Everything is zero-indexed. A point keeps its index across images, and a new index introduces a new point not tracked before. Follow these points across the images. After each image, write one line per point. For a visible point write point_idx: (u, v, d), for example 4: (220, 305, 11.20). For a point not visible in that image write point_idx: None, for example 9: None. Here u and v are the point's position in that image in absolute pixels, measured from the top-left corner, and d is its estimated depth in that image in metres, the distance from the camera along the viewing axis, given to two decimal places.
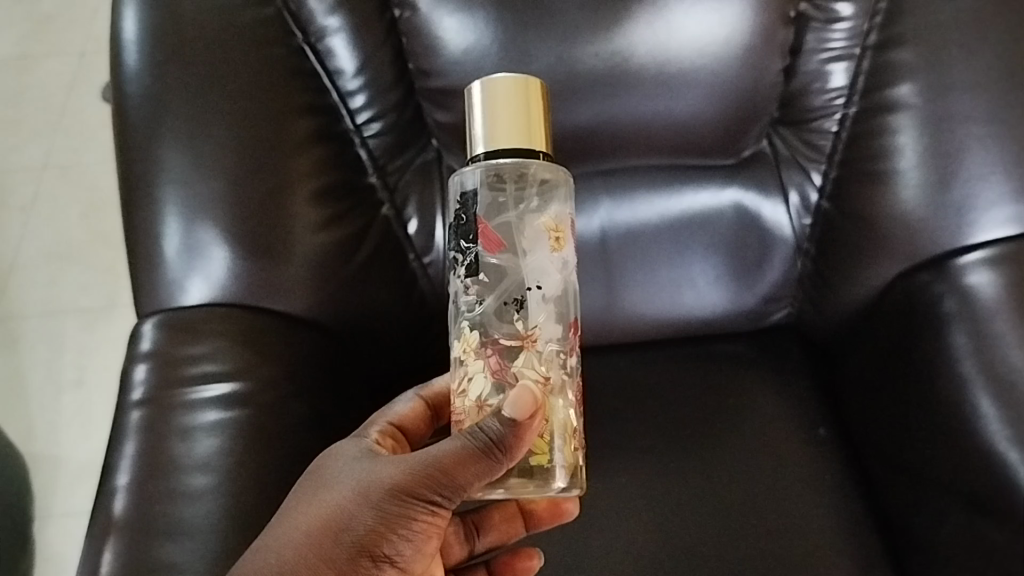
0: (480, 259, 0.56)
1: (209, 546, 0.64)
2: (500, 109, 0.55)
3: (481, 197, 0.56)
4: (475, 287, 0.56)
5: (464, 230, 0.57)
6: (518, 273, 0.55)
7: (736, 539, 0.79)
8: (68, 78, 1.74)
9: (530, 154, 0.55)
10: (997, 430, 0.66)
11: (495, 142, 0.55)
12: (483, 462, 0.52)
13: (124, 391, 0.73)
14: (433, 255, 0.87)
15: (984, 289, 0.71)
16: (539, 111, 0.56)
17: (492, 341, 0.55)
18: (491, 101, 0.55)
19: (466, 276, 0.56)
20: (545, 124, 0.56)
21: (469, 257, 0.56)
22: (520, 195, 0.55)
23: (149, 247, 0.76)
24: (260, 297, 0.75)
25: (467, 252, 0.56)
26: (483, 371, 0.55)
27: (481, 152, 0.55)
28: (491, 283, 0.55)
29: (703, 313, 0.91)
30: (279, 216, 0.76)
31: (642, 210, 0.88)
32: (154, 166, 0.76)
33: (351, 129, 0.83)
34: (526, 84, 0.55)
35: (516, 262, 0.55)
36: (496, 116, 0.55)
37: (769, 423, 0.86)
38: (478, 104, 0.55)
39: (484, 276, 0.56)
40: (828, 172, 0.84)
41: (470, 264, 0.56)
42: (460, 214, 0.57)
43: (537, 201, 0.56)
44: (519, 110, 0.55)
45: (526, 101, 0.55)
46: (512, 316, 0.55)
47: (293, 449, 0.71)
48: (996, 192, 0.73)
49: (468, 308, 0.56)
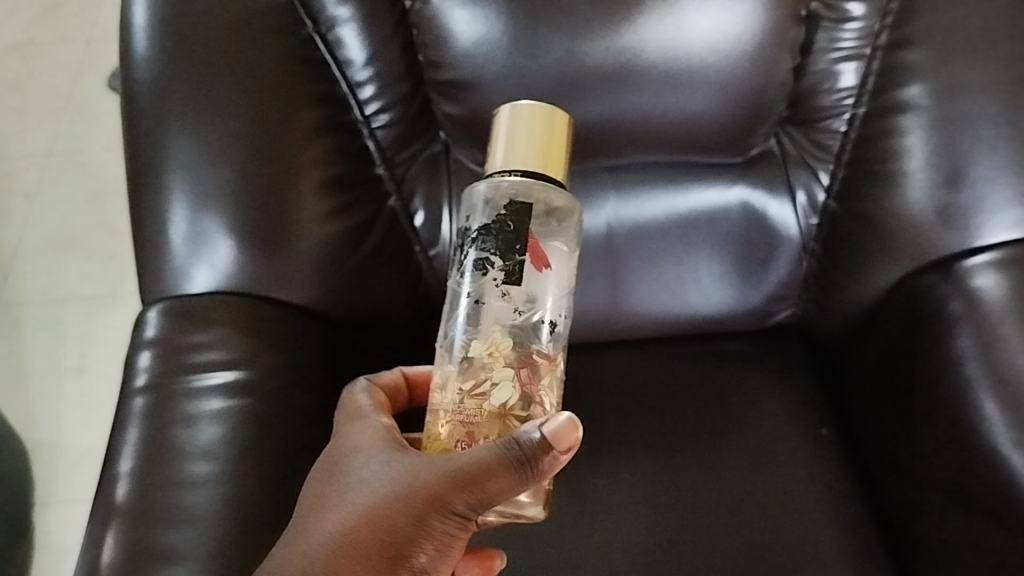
0: (525, 269, 0.54)
1: (210, 534, 0.64)
2: (518, 133, 0.57)
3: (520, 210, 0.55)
4: (514, 294, 0.54)
5: (508, 237, 0.54)
6: (556, 297, 0.55)
7: (736, 537, 0.79)
8: (73, 65, 1.74)
9: (536, 176, 0.56)
10: (1001, 433, 0.66)
11: (512, 161, 0.56)
12: (516, 478, 0.50)
13: (127, 378, 0.73)
14: (439, 247, 0.88)
15: (990, 291, 0.71)
16: (560, 142, 0.57)
17: (520, 350, 0.53)
18: (515, 125, 0.57)
19: (504, 280, 0.54)
20: (564, 155, 0.58)
21: (511, 264, 0.54)
22: (547, 222, 0.56)
23: (154, 234, 0.76)
24: (265, 287, 0.75)
25: (509, 259, 0.54)
26: (511, 380, 0.53)
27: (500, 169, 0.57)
28: (530, 295, 0.54)
29: (707, 311, 0.91)
30: (287, 206, 0.76)
31: (649, 207, 0.87)
32: (161, 154, 0.76)
33: (359, 119, 0.83)
34: (551, 114, 0.57)
35: (555, 285, 0.55)
36: (519, 139, 0.57)
37: (772, 421, 0.87)
38: (503, 127, 0.57)
39: (524, 285, 0.54)
40: (836, 172, 0.84)
41: (510, 269, 0.54)
42: (505, 220, 0.55)
43: (553, 229, 0.56)
44: (541, 138, 0.57)
45: (548, 130, 0.57)
46: (546, 336, 0.54)
47: (295, 438, 0.71)
48: (1004, 196, 0.73)
49: (500, 311, 0.54)
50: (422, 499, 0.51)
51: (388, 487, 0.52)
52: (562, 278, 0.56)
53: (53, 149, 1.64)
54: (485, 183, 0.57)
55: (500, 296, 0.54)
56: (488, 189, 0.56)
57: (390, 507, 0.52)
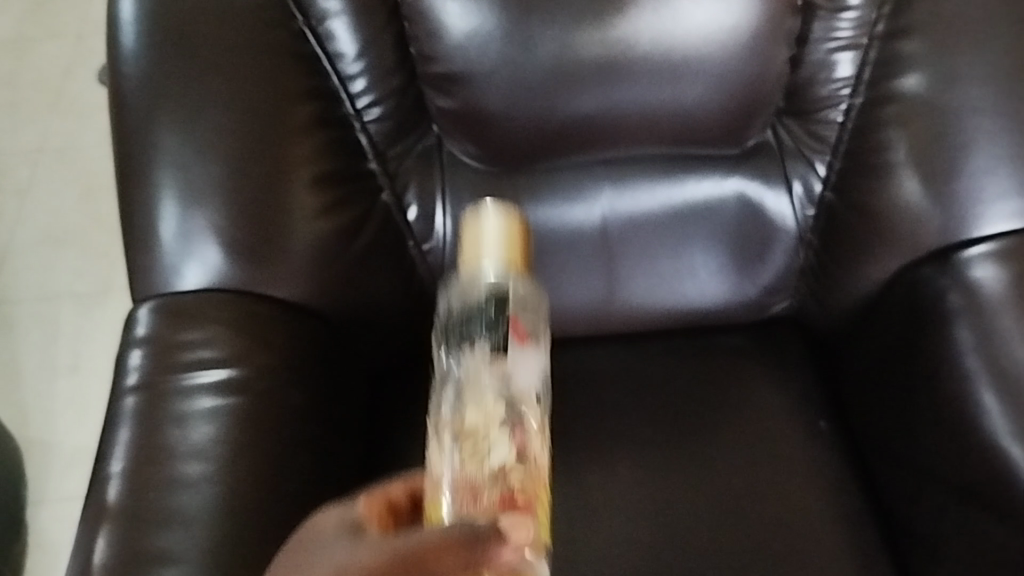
0: (510, 342, 0.53)
1: (204, 534, 0.64)
2: (478, 237, 0.57)
3: (491, 307, 0.55)
4: (500, 360, 0.52)
5: (491, 318, 0.54)
6: (538, 372, 0.54)
7: (735, 532, 0.79)
8: (63, 60, 1.73)
9: (503, 278, 0.56)
10: (1002, 426, 0.66)
11: (470, 268, 0.57)
12: (459, 560, 0.44)
13: (118, 377, 0.72)
14: (433, 242, 0.86)
15: (989, 282, 0.71)
16: (516, 242, 0.58)
17: (513, 410, 0.50)
18: (476, 228, 0.57)
19: (491, 351, 0.53)
20: (522, 251, 0.58)
21: (498, 339, 0.53)
22: (522, 308, 0.56)
23: (144, 231, 0.75)
24: (258, 284, 0.74)
25: (496, 334, 0.54)
26: (506, 442, 0.49)
27: (463, 277, 0.57)
28: (518, 365, 0.53)
29: (704, 304, 0.90)
30: (279, 202, 0.75)
31: (644, 200, 0.86)
32: (150, 149, 0.75)
33: (351, 113, 0.81)
34: (508, 219, 0.58)
35: (536, 361, 0.55)
36: (479, 242, 0.57)
37: (771, 415, 0.86)
38: (467, 232, 0.58)
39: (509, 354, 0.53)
40: (832, 163, 0.83)
41: (498, 343, 0.53)
42: (485, 309, 0.54)
43: (522, 318, 0.56)
44: (499, 236, 0.57)
45: (506, 232, 0.57)
46: (535, 403, 0.53)
47: (289, 435, 0.71)
48: (1003, 186, 0.73)
49: (490, 379, 0.51)
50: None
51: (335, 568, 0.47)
52: (541, 360, 0.55)
53: (43, 145, 1.63)
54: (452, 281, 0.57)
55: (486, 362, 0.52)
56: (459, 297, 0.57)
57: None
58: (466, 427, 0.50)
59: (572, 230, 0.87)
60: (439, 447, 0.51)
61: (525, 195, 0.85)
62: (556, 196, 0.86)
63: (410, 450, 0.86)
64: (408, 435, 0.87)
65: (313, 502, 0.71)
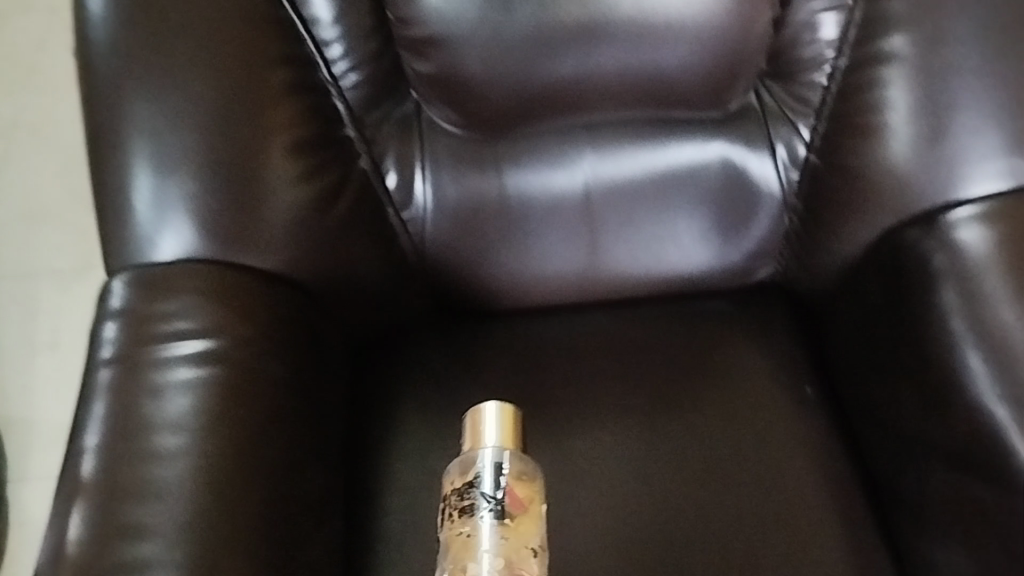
0: (503, 512, 0.59)
1: (181, 508, 0.63)
2: (476, 430, 0.62)
3: (488, 478, 0.60)
4: (497, 565, 0.56)
5: (487, 482, 0.60)
6: (531, 537, 0.59)
7: (721, 498, 0.78)
8: (37, 32, 1.70)
9: (500, 450, 0.61)
10: (987, 388, 0.66)
11: (471, 452, 0.62)
12: None
13: (93, 349, 0.71)
14: (413, 211, 0.85)
15: (975, 244, 0.70)
16: (511, 435, 0.62)
17: (510, 568, 0.57)
18: (474, 424, 0.63)
19: (490, 513, 0.58)
20: (518, 447, 0.63)
21: (495, 502, 0.59)
22: (522, 469, 0.62)
23: (116, 201, 0.74)
24: (235, 253, 0.73)
25: (494, 497, 0.59)
26: None
27: (464, 450, 0.63)
28: (511, 534, 0.58)
29: (687, 270, 0.90)
30: (255, 170, 0.74)
31: (627, 165, 0.85)
32: (121, 116, 0.73)
33: (327, 80, 0.79)
34: (503, 412, 0.63)
35: (529, 531, 0.59)
36: (476, 450, 0.62)
37: (756, 380, 0.85)
38: (467, 430, 0.63)
39: (510, 522, 0.58)
40: (816, 126, 0.82)
41: (496, 504, 0.59)
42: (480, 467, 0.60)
43: (521, 486, 0.61)
44: (496, 431, 0.62)
45: (501, 426, 0.62)
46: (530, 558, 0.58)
47: (269, 407, 0.70)
48: (989, 146, 0.73)
49: (483, 567, 0.56)
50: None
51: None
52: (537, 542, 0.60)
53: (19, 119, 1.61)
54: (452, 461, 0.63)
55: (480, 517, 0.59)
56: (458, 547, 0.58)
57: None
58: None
59: (554, 197, 0.85)
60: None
61: (506, 162, 0.84)
62: (537, 163, 0.84)
63: (393, 421, 0.85)
64: (390, 405, 0.87)
65: (295, 473, 0.70)
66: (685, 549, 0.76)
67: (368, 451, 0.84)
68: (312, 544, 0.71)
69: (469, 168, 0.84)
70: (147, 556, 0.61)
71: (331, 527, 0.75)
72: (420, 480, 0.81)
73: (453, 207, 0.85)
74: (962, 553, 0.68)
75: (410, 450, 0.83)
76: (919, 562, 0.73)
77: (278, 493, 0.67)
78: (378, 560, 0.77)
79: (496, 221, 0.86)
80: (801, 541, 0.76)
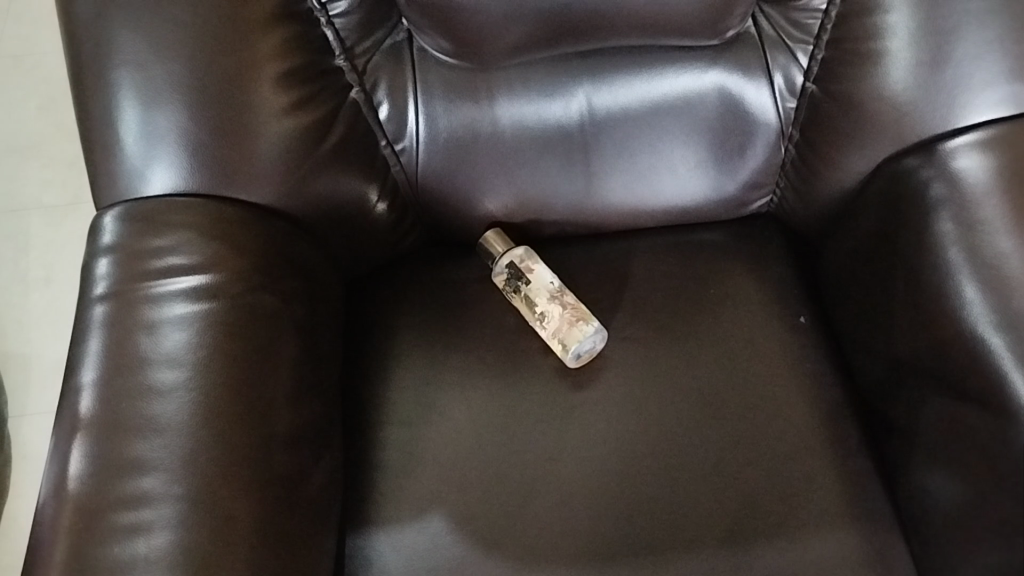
0: (530, 271, 0.86)
1: (179, 443, 0.63)
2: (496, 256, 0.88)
3: (525, 265, 0.86)
4: (553, 286, 0.85)
5: (530, 275, 0.86)
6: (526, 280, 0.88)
7: (716, 427, 0.79)
8: None
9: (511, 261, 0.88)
10: (981, 314, 0.66)
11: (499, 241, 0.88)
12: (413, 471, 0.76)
13: (86, 286, 0.70)
14: (405, 143, 0.84)
15: (973, 172, 0.71)
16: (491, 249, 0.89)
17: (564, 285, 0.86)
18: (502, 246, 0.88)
19: (528, 279, 0.86)
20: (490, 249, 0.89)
21: (528, 275, 0.86)
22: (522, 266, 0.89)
23: (104, 136, 0.72)
24: (227, 187, 0.73)
25: (525, 275, 0.86)
26: (558, 291, 0.85)
27: (530, 265, 0.86)
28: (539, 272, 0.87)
29: (682, 200, 0.89)
30: (243, 102, 0.72)
31: (622, 94, 0.83)
32: (102, 46, 0.71)
33: (315, 8, 0.76)
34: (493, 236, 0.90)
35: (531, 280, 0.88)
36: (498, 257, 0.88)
37: (750, 309, 0.86)
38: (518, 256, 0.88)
39: (582, 308, 0.84)
40: (815, 54, 0.79)
41: (529, 272, 0.86)
42: (536, 284, 0.85)
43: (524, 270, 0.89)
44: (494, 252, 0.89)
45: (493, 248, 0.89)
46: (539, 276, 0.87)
47: (265, 340, 0.70)
48: (991, 72, 0.71)
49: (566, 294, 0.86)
50: (241, 459, 0.64)
51: (193, 478, 0.62)
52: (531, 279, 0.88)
53: (18, 59, 1.62)
54: (531, 270, 0.86)
55: (558, 295, 0.84)
56: (593, 334, 0.82)
57: (213, 464, 0.63)
58: (554, 281, 0.85)
59: (549, 127, 0.84)
60: (563, 290, 0.85)
61: (498, 91, 0.82)
62: (531, 92, 0.83)
63: (389, 352, 0.86)
64: (386, 337, 0.87)
65: (294, 405, 0.71)
66: (681, 478, 0.77)
67: (365, 383, 0.85)
68: (313, 473, 0.72)
69: (463, 98, 0.82)
70: (148, 491, 0.61)
71: (330, 457, 0.75)
72: (417, 411, 0.82)
73: (445, 138, 0.83)
74: (951, 480, 0.68)
75: (407, 381, 0.84)
76: (909, 486, 0.74)
77: (277, 427, 0.68)
78: (378, 490, 0.79)
79: (490, 153, 0.85)
80: (796, 468, 0.77)
